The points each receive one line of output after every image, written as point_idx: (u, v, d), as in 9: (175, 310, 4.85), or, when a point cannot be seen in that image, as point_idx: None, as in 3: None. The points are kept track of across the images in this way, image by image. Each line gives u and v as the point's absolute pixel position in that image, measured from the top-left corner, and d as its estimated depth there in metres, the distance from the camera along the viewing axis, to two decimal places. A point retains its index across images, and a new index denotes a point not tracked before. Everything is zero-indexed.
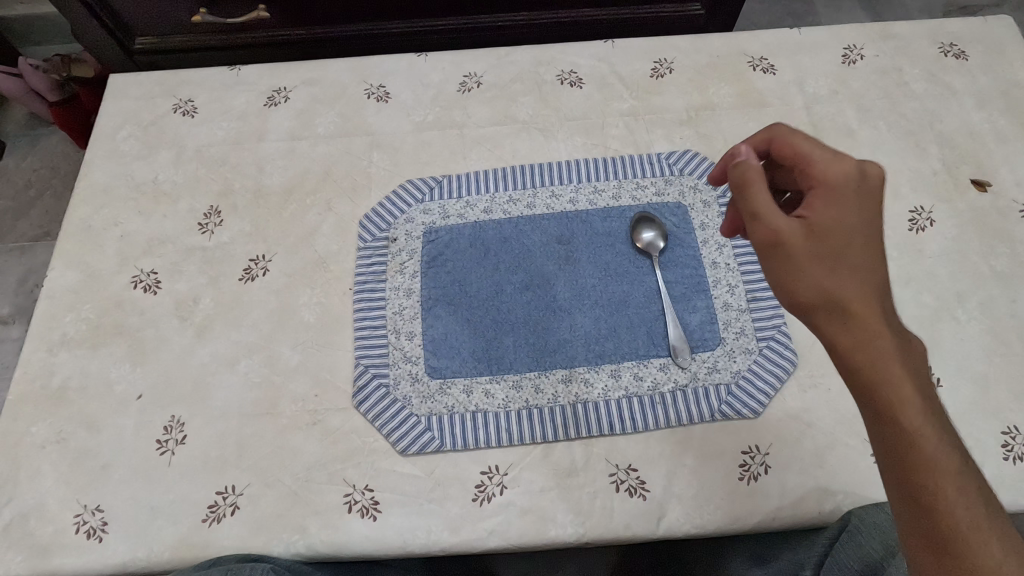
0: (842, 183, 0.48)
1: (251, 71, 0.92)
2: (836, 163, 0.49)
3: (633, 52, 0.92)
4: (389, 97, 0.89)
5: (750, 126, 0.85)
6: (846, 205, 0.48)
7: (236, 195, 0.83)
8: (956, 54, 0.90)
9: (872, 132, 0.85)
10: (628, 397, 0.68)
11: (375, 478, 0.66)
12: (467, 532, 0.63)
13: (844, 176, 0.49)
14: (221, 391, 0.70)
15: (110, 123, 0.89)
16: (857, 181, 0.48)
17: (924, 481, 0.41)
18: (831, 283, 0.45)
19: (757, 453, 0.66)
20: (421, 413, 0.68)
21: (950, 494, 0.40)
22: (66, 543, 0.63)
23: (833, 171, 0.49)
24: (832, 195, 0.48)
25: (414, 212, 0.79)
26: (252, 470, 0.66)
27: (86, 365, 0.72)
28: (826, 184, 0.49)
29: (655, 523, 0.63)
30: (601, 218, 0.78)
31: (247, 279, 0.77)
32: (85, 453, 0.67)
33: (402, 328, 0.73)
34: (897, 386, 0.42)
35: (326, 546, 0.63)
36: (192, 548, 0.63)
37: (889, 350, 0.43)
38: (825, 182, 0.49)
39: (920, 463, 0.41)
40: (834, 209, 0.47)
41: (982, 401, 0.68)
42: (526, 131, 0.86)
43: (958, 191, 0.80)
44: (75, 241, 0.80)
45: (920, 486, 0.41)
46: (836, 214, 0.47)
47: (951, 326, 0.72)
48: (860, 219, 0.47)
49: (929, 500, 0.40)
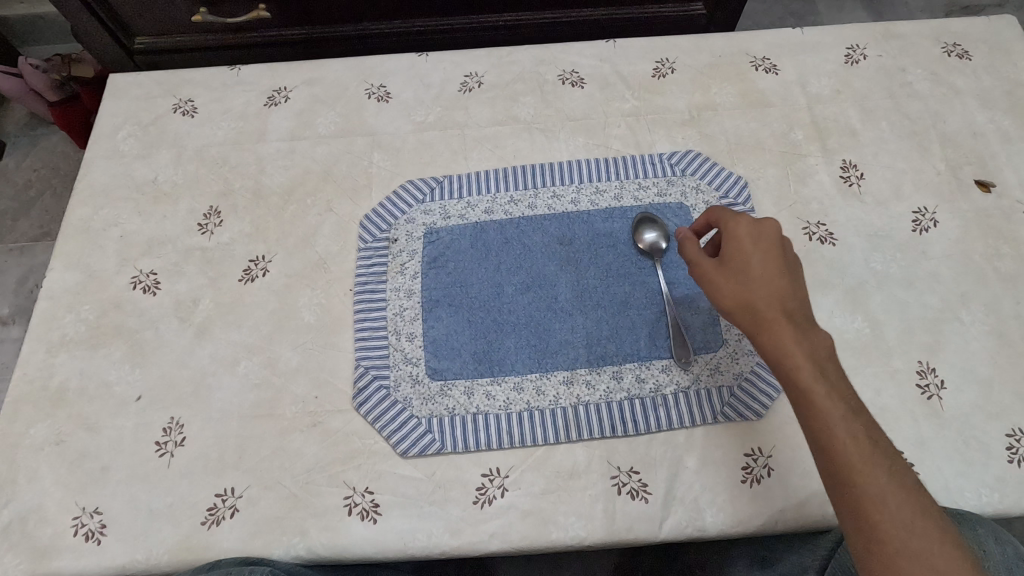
0: (746, 233, 0.58)
1: (251, 71, 0.91)
2: (745, 221, 0.59)
3: (634, 52, 0.91)
4: (390, 97, 0.89)
5: (753, 126, 0.85)
6: (753, 250, 0.57)
7: (236, 196, 0.82)
8: (959, 54, 0.90)
9: (875, 132, 0.84)
10: (630, 399, 0.68)
11: (375, 481, 0.65)
12: (469, 534, 0.63)
13: (745, 228, 0.58)
14: (221, 392, 0.70)
15: (110, 123, 0.88)
16: (761, 230, 0.58)
17: (840, 478, 0.49)
18: (747, 320, 0.55)
19: (760, 455, 0.66)
20: (421, 415, 0.68)
21: (864, 486, 0.48)
22: (64, 546, 0.63)
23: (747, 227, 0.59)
24: (746, 244, 0.58)
25: (414, 212, 0.79)
26: (251, 472, 0.66)
27: (85, 366, 0.72)
28: (738, 235, 0.58)
29: (657, 526, 0.63)
30: (603, 219, 0.77)
31: (247, 280, 0.76)
32: (84, 455, 0.67)
33: (403, 329, 0.72)
34: (813, 400, 0.51)
35: (326, 548, 0.63)
36: (191, 550, 0.62)
37: (799, 367, 0.52)
38: (738, 231, 0.59)
39: (835, 461, 0.49)
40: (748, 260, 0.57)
41: (987, 403, 0.67)
42: (527, 132, 0.86)
43: (962, 192, 0.80)
44: (75, 241, 0.79)
45: (838, 480, 0.49)
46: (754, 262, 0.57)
47: (955, 327, 0.71)
48: (763, 260, 0.57)
49: (846, 492, 0.49)
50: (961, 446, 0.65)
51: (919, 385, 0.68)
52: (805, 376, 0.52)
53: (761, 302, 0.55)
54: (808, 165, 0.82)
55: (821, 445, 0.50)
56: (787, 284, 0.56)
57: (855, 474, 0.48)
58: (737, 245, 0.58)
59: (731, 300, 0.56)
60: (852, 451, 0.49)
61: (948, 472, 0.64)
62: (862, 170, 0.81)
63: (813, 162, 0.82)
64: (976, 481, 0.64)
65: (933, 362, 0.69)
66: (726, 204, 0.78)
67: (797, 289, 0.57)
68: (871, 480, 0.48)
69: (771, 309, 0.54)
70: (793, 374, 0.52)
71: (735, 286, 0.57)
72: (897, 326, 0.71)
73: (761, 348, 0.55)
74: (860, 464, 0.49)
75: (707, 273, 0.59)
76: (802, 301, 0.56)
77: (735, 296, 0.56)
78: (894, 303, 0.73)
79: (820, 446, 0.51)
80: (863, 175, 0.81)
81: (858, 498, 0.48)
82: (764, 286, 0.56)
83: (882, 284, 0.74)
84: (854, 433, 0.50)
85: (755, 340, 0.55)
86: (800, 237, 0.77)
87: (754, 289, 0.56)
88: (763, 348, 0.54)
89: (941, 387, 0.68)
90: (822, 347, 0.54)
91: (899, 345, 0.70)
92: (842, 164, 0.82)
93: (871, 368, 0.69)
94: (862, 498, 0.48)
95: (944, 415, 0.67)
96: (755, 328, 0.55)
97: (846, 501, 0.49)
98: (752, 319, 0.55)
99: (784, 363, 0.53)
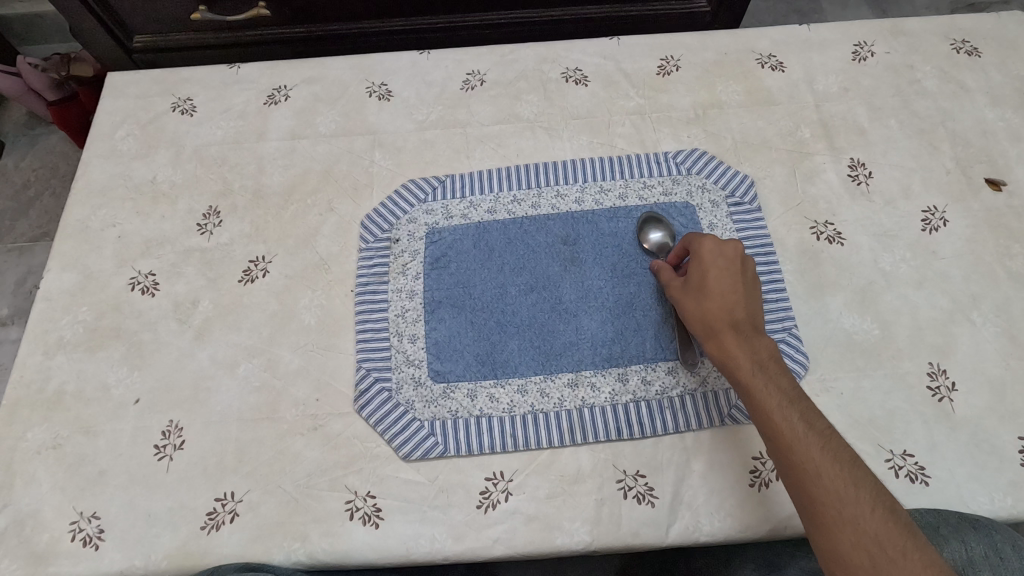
0: (705, 245, 0.64)
1: (251, 70, 0.90)
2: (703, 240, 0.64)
3: (639, 49, 0.90)
4: (392, 96, 0.88)
5: (759, 125, 0.84)
6: (705, 261, 0.63)
7: (235, 195, 0.81)
8: (968, 51, 0.89)
9: (884, 130, 0.83)
10: (635, 402, 0.67)
11: (377, 485, 0.64)
12: (472, 540, 0.62)
13: (706, 242, 0.64)
14: (221, 395, 0.69)
15: (108, 122, 0.87)
16: (716, 247, 0.63)
17: (783, 462, 0.53)
18: (696, 325, 0.62)
19: (768, 459, 0.65)
20: (424, 418, 0.67)
21: (802, 467, 0.52)
22: (61, 551, 0.62)
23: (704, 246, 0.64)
24: (699, 256, 0.64)
25: (416, 212, 0.78)
26: (251, 476, 0.65)
27: (83, 368, 0.71)
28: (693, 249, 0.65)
29: (664, 531, 0.62)
30: (608, 218, 0.76)
31: (247, 281, 0.75)
32: (82, 459, 0.66)
33: (405, 331, 0.71)
34: (754, 394, 0.56)
35: (327, 554, 0.62)
36: (190, 556, 0.61)
37: (741, 365, 0.58)
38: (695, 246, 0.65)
39: (778, 447, 0.54)
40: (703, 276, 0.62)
41: (999, 406, 0.66)
42: (530, 130, 0.84)
43: (972, 191, 0.78)
44: (72, 242, 0.78)
45: (782, 465, 0.53)
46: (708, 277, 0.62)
47: (966, 328, 0.70)
48: (713, 269, 0.62)
49: (790, 474, 0.52)
50: (973, 449, 0.64)
51: (929, 388, 0.67)
52: (745, 373, 0.58)
53: (708, 308, 0.61)
54: (815, 164, 0.81)
55: (765, 434, 0.55)
56: (736, 290, 0.61)
57: (794, 456, 0.52)
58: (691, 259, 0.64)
59: (684, 310, 0.63)
60: (790, 436, 0.53)
61: (960, 477, 0.63)
62: (870, 168, 0.80)
63: (820, 161, 0.81)
64: (989, 485, 0.62)
65: (944, 364, 0.68)
66: (732, 204, 0.77)
67: (748, 296, 0.62)
68: (808, 460, 0.52)
69: (715, 315, 0.60)
70: (735, 371, 0.58)
71: (687, 296, 0.63)
72: (907, 327, 0.70)
73: (710, 350, 0.61)
74: (798, 447, 0.52)
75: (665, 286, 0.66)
76: (752, 307, 0.62)
77: (687, 305, 0.63)
78: (904, 304, 0.72)
79: (766, 435, 0.55)
80: (871, 173, 0.80)
81: (798, 477, 0.52)
82: (711, 293, 0.62)
83: (891, 284, 0.73)
84: (794, 420, 0.54)
85: (706, 343, 0.61)
86: (807, 237, 0.76)
87: (704, 301, 0.61)
88: (711, 349, 0.60)
89: (952, 389, 0.67)
90: (764, 347, 0.59)
91: (909, 346, 0.69)
92: (849, 163, 0.81)
93: (881, 369, 0.68)
94: (801, 478, 0.51)
95: (955, 417, 0.66)
96: (704, 332, 0.61)
97: (791, 483, 0.52)
98: (701, 323, 0.61)
99: (729, 368, 0.59)
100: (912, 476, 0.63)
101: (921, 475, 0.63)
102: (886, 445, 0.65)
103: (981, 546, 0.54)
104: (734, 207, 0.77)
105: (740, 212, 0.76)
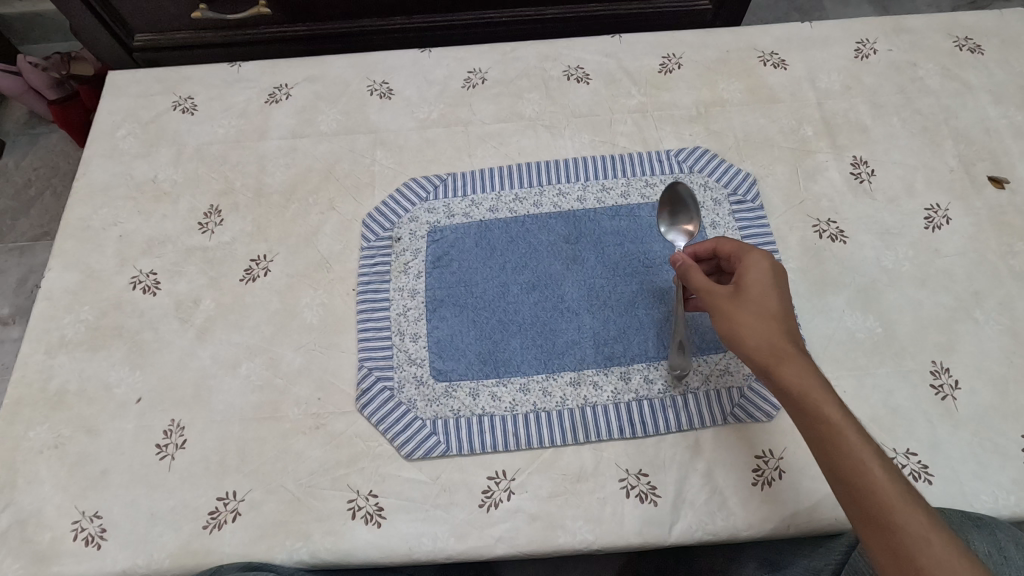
0: (755, 260, 0.61)
1: (251, 68, 0.90)
2: (756, 255, 0.61)
3: (640, 47, 0.90)
4: (393, 94, 0.88)
5: (761, 123, 0.83)
6: (759, 278, 0.60)
7: (237, 194, 0.81)
8: (971, 48, 0.88)
9: (886, 128, 0.83)
10: (638, 401, 0.66)
11: (379, 484, 0.64)
12: (475, 539, 0.62)
13: (758, 256, 0.61)
14: (223, 394, 0.69)
15: (109, 121, 0.87)
16: (769, 265, 0.61)
17: (867, 496, 0.49)
18: (755, 342, 0.57)
19: (771, 457, 0.65)
20: (426, 418, 0.67)
21: (892, 502, 0.48)
22: (64, 550, 0.62)
23: (758, 261, 0.61)
24: (750, 271, 0.61)
25: (418, 211, 0.78)
26: (254, 475, 0.65)
27: (85, 367, 0.71)
28: (742, 263, 0.62)
29: (667, 530, 0.62)
30: (609, 217, 0.76)
31: (248, 280, 0.75)
32: (85, 458, 0.66)
33: (407, 330, 0.71)
34: (826, 420, 0.52)
35: (330, 553, 0.62)
36: (193, 555, 0.62)
37: (809, 388, 0.54)
38: (741, 260, 0.62)
39: (859, 480, 0.50)
40: (759, 293, 0.59)
41: (1002, 404, 0.66)
42: (532, 128, 0.84)
43: (975, 189, 0.78)
44: (74, 241, 0.78)
45: (864, 499, 0.49)
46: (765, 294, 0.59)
47: (969, 326, 0.70)
48: (766, 286, 0.60)
49: (875, 509, 0.48)
50: (976, 447, 0.64)
51: (932, 386, 0.67)
52: (816, 396, 0.53)
53: (769, 326, 0.57)
54: (817, 162, 0.80)
55: (832, 465, 0.51)
56: (789, 312, 0.59)
57: (880, 488, 0.49)
58: (741, 273, 0.61)
59: (739, 324, 0.58)
60: (872, 468, 0.50)
61: (963, 475, 0.63)
62: (873, 166, 0.80)
63: (823, 159, 0.81)
64: (993, 483, 0.62)
65: (947, 362, 0.68)
66: (735, 202, 0.77)
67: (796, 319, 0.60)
68: (897, 495, 0.48)
69: (776, 335, 0.57)
70: (802, 394, 0.54)
71: (743, 310, 0.58)
72: (909, 326, 0.70)
73: (771, 370, 0.56)
74: (882, 480, 0.49)
75: (711, 298, 0.60)
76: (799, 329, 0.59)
77: (743, 319, 0.58)
78: (907, 302, 0.71)
79: (842, 466, 0.51)
80: (874, 171, 0.80)
81: (887, 513, 0.48)
82: (768, 312, 0.58)
83: (894, 282, 0.73)
84: (872, 450, 0.51)
85: (766, 361, 0.56)
86: (809, 235, 0.76)
87: (764, 318, 0.58)
88: (773, 369, 0.56)
89: (955, 387, 0.67)
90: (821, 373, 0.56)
91: (912, 344, 0.69)
92: (852, 161, 0.80)
93: (884, 368, 0.68)
94: (891, 513, 0.48)
95: (958, 415, 0.65)
96: (766, 349, 0.56)
97: (874, 520, 0.48)
98: (764, 340, 0.57)
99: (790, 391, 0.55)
100: (915, 475, 0.63)
101: (924, 473, 0.63)
102: (889, 444, 0.65)
103: (985, 545, 0.53)
104: (736, 205, 0.77)
105: (743, 210, 0.76)
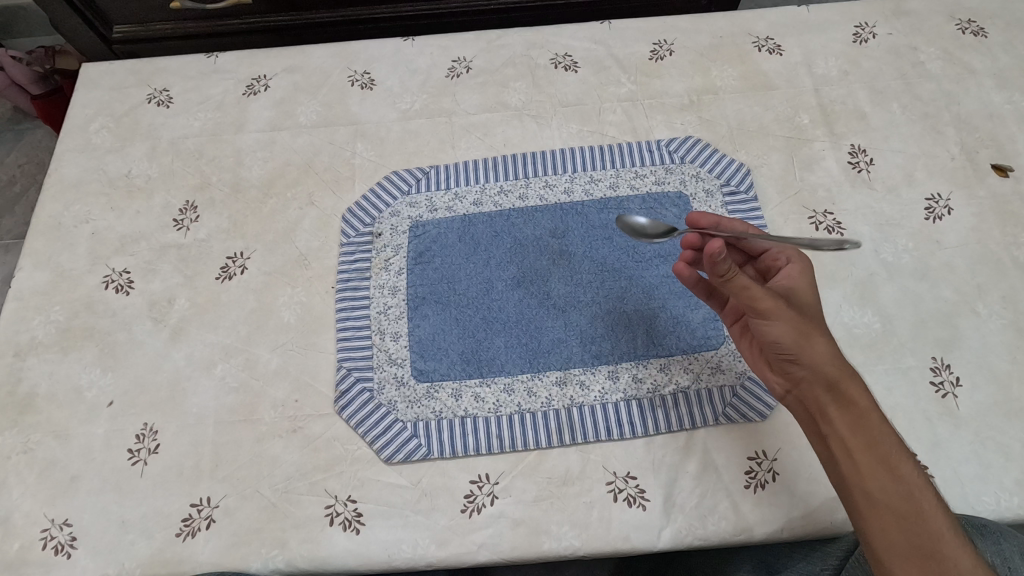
0: (805, 268, 0.59)
1: (229, 59, 0.87)
2: (805, 261, 0.59)
3: (630, 33, 0.87)
4: (374, 85, 0.85)
5: (756, 110, 0.80)
6: (812, 288, 0.58)
7: (213, 189, 0.78)
8: (974, 31, 0.85)
9: (886, 115, 0.80)
10: (626, 401, 0.64)
11: (358, 489, 0.62)
12: (456, 546, 0.60)
13: (805, 264, 0.59)
14: (196, 397, 0.67)
15: (83, 114, 0.84)
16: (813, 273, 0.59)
17: (916, 522, 0.47)
18: (824, 357, 0.53)
19: (764, 459, 0.62)
20: (407, 420, 0.64)
21: (944, 533, 0.46)
22: (33, 560, 0.60)
23: (806, 267, 0.59)
24: (800, 277, 0.58)
25: (400, 205, 0.75)
26: (228, 481, 0.63)
27: (56, 369, 0.69)
28: (791, 266, 0.59)
29: (655, 535, 0.59)
30: (598, 210, 0.74)
31: (224, 278, 0.73)
32: (56, 463, 0.64)
33: (386, 329, 0.68)
34: (883, 442, 0.50)
35: (308, 561, 0.60)
36: (165, 564, 0.60)
37: (873, 408, 0.51)
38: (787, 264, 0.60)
39: (911, 507, 0.47)
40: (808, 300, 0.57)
41: (1005, 401, 0.63)
42: (517, 118, 0.81)
43: (977, 177, 0.75)
44: (44, 239, 0.76)
45: (913, 529, 0.47)
46: (811, 302, 0.57)
47: (971, 321, 0.67)
48: (814, 298, 0.57)
49: (923, 538, 0.46)
50: (978, 447, 0.61)
51: (933, 383, 0.64)
52: (877, 418, 0.51)
53: (830, 340, 0.54)
54: (814, 151, 0.78)
55: (879, 482, 0.49)
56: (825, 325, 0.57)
57: (932, 520, 0.47)
58: (792, 275, 0.58)
59: (803, 338, 0.54)
60: (923, 497, 0.48)
61: (965, 476, 0.60)
62: (871, 155, 0.77)
63: (819, 147, 0.78)
64: (995, 486, 0.60)
65: (948, 359, 0.65)
66: (728, 193, 0.74)
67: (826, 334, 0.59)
68: (948, 527, 0.46)
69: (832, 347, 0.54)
70: (865, 411, 0.51)
71: (806, 321, 0.55)
72: (909, 320, 0.67)
73: (838, 383, 0.52)
74: (932, 511, 0.47)
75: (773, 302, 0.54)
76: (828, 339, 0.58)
77: (810, 331, 0.54)
78: (906, 297, 0.69)
79: (894, 491, 0.48)
80: (873, 160, 0.77)
81: (938, 545, 0.46)
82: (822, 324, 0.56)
83: (893, 275, 0.70)
84: (924, 479, 0.49)
85: (834, 373, 0.53)
86: (805, 227, 0.73)
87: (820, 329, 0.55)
88: (839, 383, 0.52)
89: (956, 384, 0.64)
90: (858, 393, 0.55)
91: (911, 340, 0.66)
92: (850, 150, 0.78)
93: (882, 364, 0.65)
94: (943, 545, 0.45)
95: (960, 414, 0.63)
96: (834, 364, 0.53)
97: (922, 551, 0.46)
98: (831, 353, 0.53)
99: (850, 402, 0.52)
100: None
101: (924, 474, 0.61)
102: None
103: (989, 554, 0.51)
104: (729, 196, 0.74)
105: (736, 202, 0.73)
